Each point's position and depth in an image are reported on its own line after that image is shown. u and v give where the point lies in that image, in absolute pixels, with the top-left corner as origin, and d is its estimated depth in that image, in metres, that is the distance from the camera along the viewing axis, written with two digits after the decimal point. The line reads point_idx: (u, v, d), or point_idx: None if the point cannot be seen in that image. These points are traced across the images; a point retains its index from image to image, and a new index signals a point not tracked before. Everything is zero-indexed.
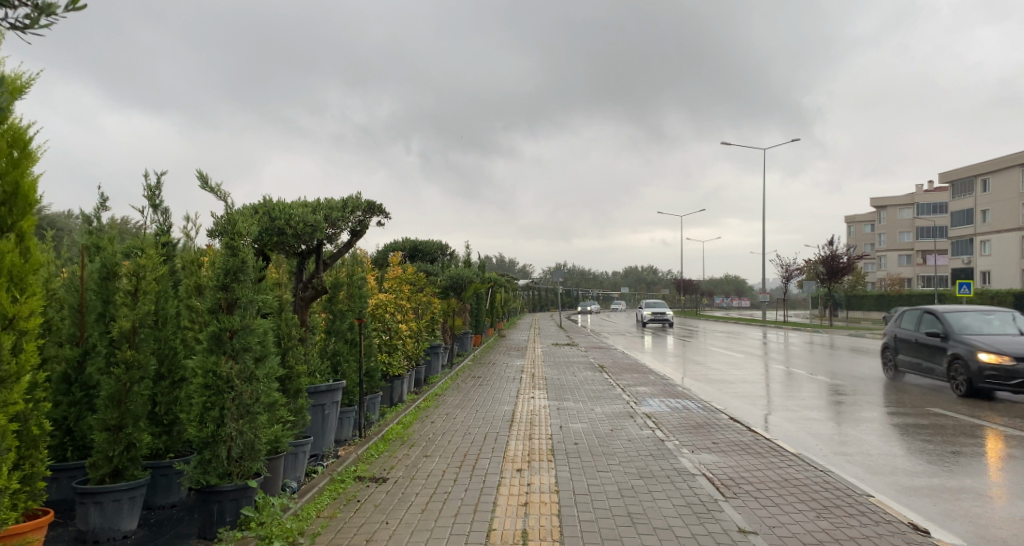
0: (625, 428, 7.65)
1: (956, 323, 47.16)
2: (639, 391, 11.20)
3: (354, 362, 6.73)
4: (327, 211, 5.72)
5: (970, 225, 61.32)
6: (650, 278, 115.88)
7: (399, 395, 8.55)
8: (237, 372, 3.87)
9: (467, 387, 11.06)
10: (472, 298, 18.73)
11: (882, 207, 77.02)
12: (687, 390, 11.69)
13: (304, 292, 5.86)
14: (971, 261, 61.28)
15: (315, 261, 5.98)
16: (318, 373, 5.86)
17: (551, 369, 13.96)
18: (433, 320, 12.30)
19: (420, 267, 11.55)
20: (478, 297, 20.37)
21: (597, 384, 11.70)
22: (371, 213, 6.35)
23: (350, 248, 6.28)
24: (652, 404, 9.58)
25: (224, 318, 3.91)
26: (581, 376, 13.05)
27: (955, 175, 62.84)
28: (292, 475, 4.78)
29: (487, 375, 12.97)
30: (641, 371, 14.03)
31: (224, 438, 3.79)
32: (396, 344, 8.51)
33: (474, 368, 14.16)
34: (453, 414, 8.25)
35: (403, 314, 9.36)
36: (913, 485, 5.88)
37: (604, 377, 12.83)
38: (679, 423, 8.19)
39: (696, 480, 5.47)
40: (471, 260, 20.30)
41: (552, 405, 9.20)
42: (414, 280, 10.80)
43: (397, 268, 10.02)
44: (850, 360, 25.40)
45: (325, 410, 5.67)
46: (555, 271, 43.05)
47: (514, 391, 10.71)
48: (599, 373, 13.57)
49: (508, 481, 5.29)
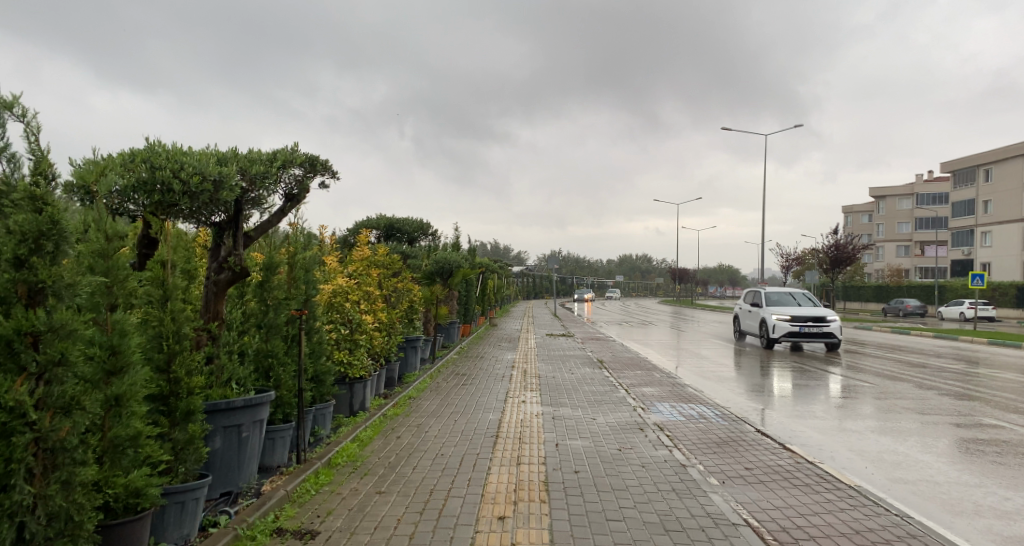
0: (636, 446, 6.24)
1: (958, 316, 46.16)
2: (643, 393, 9.83)
3: (292, 365, 5.29)
4: (246, 164, 4.22)
5: (971, 216, 60.28)
6: (644, 266, 114.60)
7: (361, 401, 7.11)
8: (36, 402, 2.37)
9: (447, 387, 9.67)
10: (459, 285, 17.31)
11: (881, 196, 75.85)
12: (697, 392, 10.33)
13: (218, 275, 4.46)
14: (972, 252, 60.27)
15: (232, 235, 4.50)
16: (234, 379, 4.43)
17: (545, 365, 12.57)
18: (410, 310, 10.85)
19: (396, 250, 10.10)
20: (467, 284, 18.94)
21: (596, 385, 10.32)
22: (310, 172, 4.86)
23: (282, 217, 4.83)
24: (662, 411, 8.21)
25: (18, 314, 2.38)
26: (577, 373, 11.66)
27: (958, 164, 61.64)
28: (174, 536, 3.37)
29: (471, 371, 11.58)
30: (644, 368, 12.67)
31: (11, 512, 2.34)
32: (359, 340, 7.09)
33: (459, 363, 12.75)
34: (426, 427, 6.77)
35: (368, 304, 7.91)
36: (1014, 536, 4.49)
37: (604, 375, 11.46)
38: (698, 438, 6.79)
39: (738, 534, 4.06)
40: (458, 244, 18.85)
41: (544, 413, 7.78)
42: (387, 263, 9.33)
43: (365, 249, 8.56)
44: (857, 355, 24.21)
45: (242, 433, 4.26)
46: (549, 258, 41.47)
47: (500, 393, 9.32)
48: (597, 369, 12.20)
49: (484, 538, 3.85)
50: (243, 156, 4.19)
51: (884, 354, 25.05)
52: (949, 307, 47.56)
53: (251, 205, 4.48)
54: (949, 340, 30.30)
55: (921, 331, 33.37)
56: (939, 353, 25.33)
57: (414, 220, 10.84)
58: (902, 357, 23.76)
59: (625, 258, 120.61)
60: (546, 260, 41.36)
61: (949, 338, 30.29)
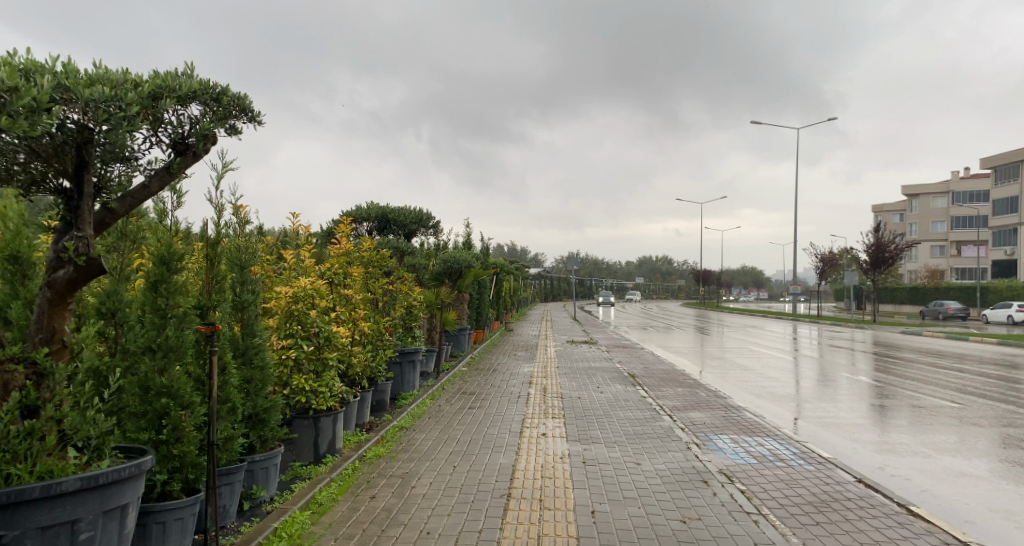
0: (705, 515, 4.41)
1: (1004, 320, 43.44)
2: (692, 420, 7.99)
3: (202, 405, 3.60)
4: (76, 87, 2.50)
5: (1013, 214, 57.09)
6: (665, 268, 112.21)
7: (331, 442, 5.40)
8: None
9: (451, 410, 7.95)
10: (471, 286, 15.57)
11: (915, 195, 72.60)
12: (755, 417, 8.47)
13: (53, 274, 2.76)
14: (1014, 252, 57.17)
15: (75, 208, 2.79)
16: (72, 438, 2.75)
17: (568, 380, 10.79)
18: (409, 317, 9.15)
19: (389, 245, 8.41)
20: (480, 286, 17.29)
21: (632, 409, 8.50)
22: (212, 110, 3.18)
23: (168, 181, 3.14)
24: (724, 449, 6.37)
25: None
26: (607, 392, 9.85)
27: (998, 160, 58.64)
28: None
29: (482, 388, 9.83)
30: (684, 384, 10.82)
31: None
32: (327, 359, 5.40)
33: (470, 377, 11.02)
34: (413, 481, 5.01)
35: (346, 312, 6.22)
36: None
37: (641, 395, 9.62)
38: (784, 497, 4.93)
39: None
40: (470, 243, 17.18)
41: (573, 453, 5.99)
42: (375, 260, 7.56)
43: (346, 243, 6.89)
44: (907, 364, 22.09)
45: (77, 536, 2.56)
46: (569, 259, 39.57)
47: (516, 419, 7.55)
48: (630, 386, 10.39)
49: None
50: (72, 70, 2.49)
51: (939, 364, 22.65)
52: (995, 310, 44.59)
53: (105, 158, 2.80)
54: (1000, 345, 28.00)
55: (972, 335, 30.75)
56: (996, 364, 22.98)
57: (413, 210, 8.98)
58: (960, 369, 21.39)
59: (645, 260, 118.11)
60: (566, 261, 39.33)
61: (1005, 346, 27.68)
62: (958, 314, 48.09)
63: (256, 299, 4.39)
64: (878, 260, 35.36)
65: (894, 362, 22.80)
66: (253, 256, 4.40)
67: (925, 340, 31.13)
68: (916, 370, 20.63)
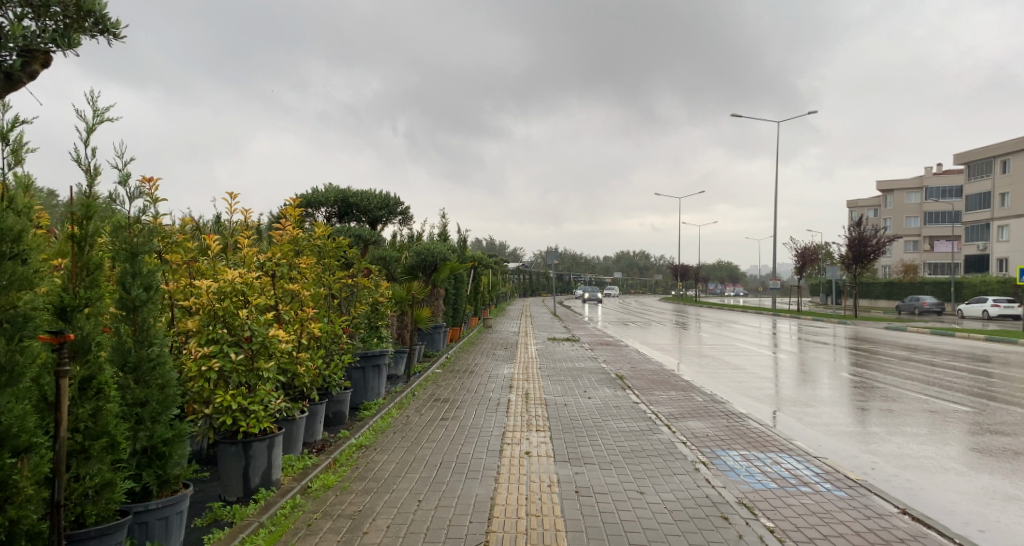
0: None
1: (979, 314, 43.71)
2: (694, 432, 7.08)
3: (54, 445, 2.56)
4: None
5: (986, 210, 57.70)
6: (643, 263, 112.14)
7: (266, 473, 4.34)
8: None
9: (421, 422, 6.93)
10: (446, 281, 14.51)
11: (889, 190, 73.21)
12: (760, 426, 7.64)
13: None
14: (986, 247, 57.82)
15: None
16: None
17: (552, 383, 9.84)
18: (373, 315, 8.09)
19: (350, 233, 7.35)
20: (456, 281, 16.26)
21: (626, 419, 7.57)
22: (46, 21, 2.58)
23: None
24: (738, 472, 5.47)
25: None
26: (596, 397, 8.91)
27: (972, 156, 59.19)
28: None
29: (457, 394, 8.82)
30: (677, 388, 9.97)
31: None
32: (262, 369, 4.36)
33: (444, 380, 10.01)
34: (366, 524, 3.99)
35: (290, 310, 5.19)
36: None
37: (633, 401, 8.70)
38: (824, 539, 4.03)
39: None
40: (445, 235, 16.09)
41: (563, 480, 5.03)
42: (330, 249, 6.47)
43: (293, 228, 5.82)
44: (892, 359, 21.65)
45: None
46: (549, 253, 38.67)
47: (495, 433, 6.56)
48: (620, 391, 9.48)
49: None
50: None
51: (924, 359, 22.25)
52: (970, 304, 44.84)
53: None
54: (980, 340, 27.83)
55: (954, 330, 30.54)
56: (980, 358, 22.69)
57: (379, 194, 7.86)
58: (947, 363, 20.98)
59: (623, 255, 117.92)
60: (545, 255, 38.41)
61: (987, 341, 27.47)
62: (933, 309, 48.39)
63: (157, 295, 3.34)
64: (860, 254, 35.03)
65: (879, 358, 22.35)
66: (151, 239, 3.33)
67: (906, 335, 30.90)
68: (905, 364, 20.13)
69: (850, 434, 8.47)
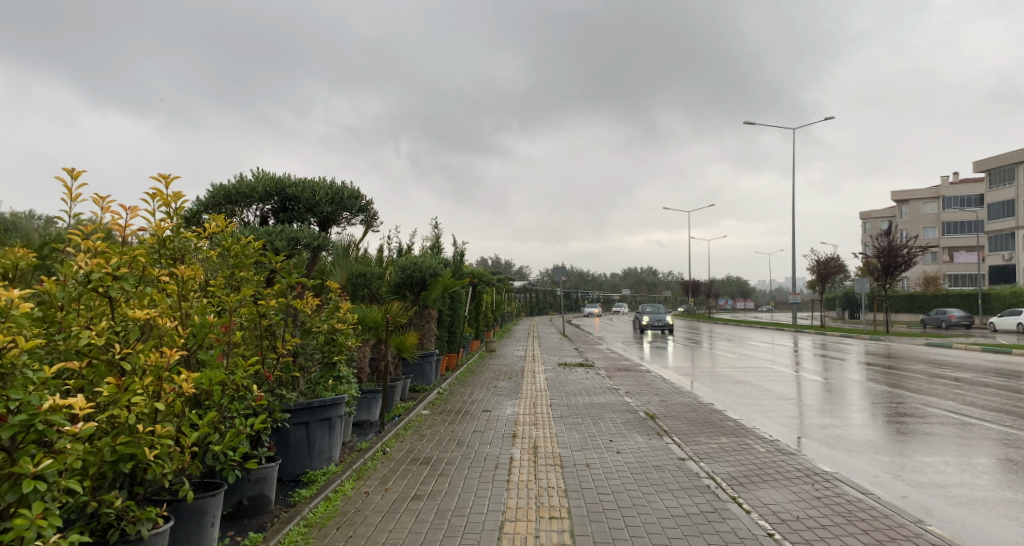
0: None
1: (1015, 327, 41.12)
2: (776, 515, 4.87)
3: None
4: None
5: (1012, 218, 55.28)
6: (651, 280, 110.00)
7: None
8: None
9: (380, 509, 4.74)
10: (438, 301, 12.46)
11: (905, 200, 71.05)
12: (857, 493, 5.48)
13: None
14: (1012, 257, 55.26)
15: None
16: None
17: (568, 430, 7.69)
18: (325, 347, 6.00)
19: (283, 236, 5.29)
20: (451, 300, 14.26)
21: (674, 491, 5.38)
22: None
23: None
24: None
25: None
26: (626, 450, 6.73)
27: (994, 162, 56.93)
28: None
29: (442, 449, 6.68)
30: (724, 433, 7.82)
31: None
32: (28, 475, 2.27)
33: (428, 427, 7.87)
34: None
35: (137, 354, 3.10)
36: None
37: (675, 456, 6.54)
38: None
39: None
40: (437, 248, 14.08)
41: None
42: (243, 257, 4.35)
43: (170, 221, 3.74)
44: (943, 378, 19.32)
45: None
46: (556, 269, 36.36)
47: (488, 526, 4.40)
48: (656, 439, 7.30)
49: None
50: None
51: (977, 375, 19.92)
52: (1004, 317, 42.29)
53: None
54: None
55: (997, 345, 28.10)
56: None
57: (325, 182, 5.82)
58: (1006, 380, 18.61)
59: (631, 272, 115.26)
60: (552, 271, 36.23)
61: None
62: (963, 322, 45.81)
63: None
64: (889, 265, 32.78)
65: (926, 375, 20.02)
66: None
67: (946, 350, 28.53)
68: (964, 384, 17.76)
69: (971, 487, 6.25)
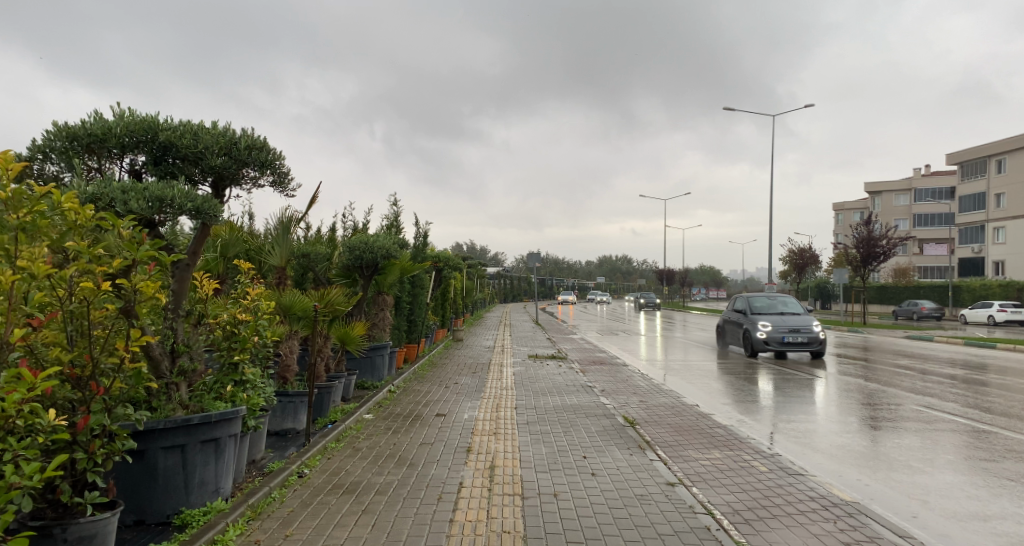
0: None
1: (985, 319, 41.22)
2: None
3: None
4: None
5: (983, 211, 55.65)
6: (626, 268, 109.62)
7: None
8: None
9: None
10: (393, 287, 11.09)
11: (879, 192, 71.43)
12: (891, 533, 4.33)
13: None
14: (982, 250, 55.70)
15: None
16: None
17: (534, 442, 6.45)
18: (223, 344, 4.77)
19: (143, 194, 3.80)
20: (411, 285, 12.92)
21: (664, 534, 4.17)
22: None
23: None
24: None
25: None
26: (602, 472, 5.50)
27: (966, 155, 57.18)
28: None
29: (375, 471, 5.37)
30: (716, 446, 6.66)
31: None
32: None
33: (368, 438, 6.56)
34: None
35: None
36: None
37: (663, 479, 5.34)
38: None
39: None
40: (394, 229, 12.68)
41: None
42: (50, 215, 2.92)
43: None
44: (926, 370, 18.65)
45: None
46: (530, 256, 35.10)
47: None
48: (638, 455, 6.10)
49: None
50: None
51: (959, 368, 19.30)
52: (975, 309, 42.39)
53: None
54: (1009, 346, 24.91)
55: (973, 337, 27.72)
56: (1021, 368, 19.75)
57: (215, 128, 4.42)
58: (989, 374, 17.97)
59: (606, 260, 114.62)
60: (527, 258, 34.88)
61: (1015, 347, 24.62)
62: (934, 314, 45.92)
63: None
64: (869, 255, 32.16)
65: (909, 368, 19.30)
66: None
67: (922, 342, 28.01)
68: (950, 377, 17.06)
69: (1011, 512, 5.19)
